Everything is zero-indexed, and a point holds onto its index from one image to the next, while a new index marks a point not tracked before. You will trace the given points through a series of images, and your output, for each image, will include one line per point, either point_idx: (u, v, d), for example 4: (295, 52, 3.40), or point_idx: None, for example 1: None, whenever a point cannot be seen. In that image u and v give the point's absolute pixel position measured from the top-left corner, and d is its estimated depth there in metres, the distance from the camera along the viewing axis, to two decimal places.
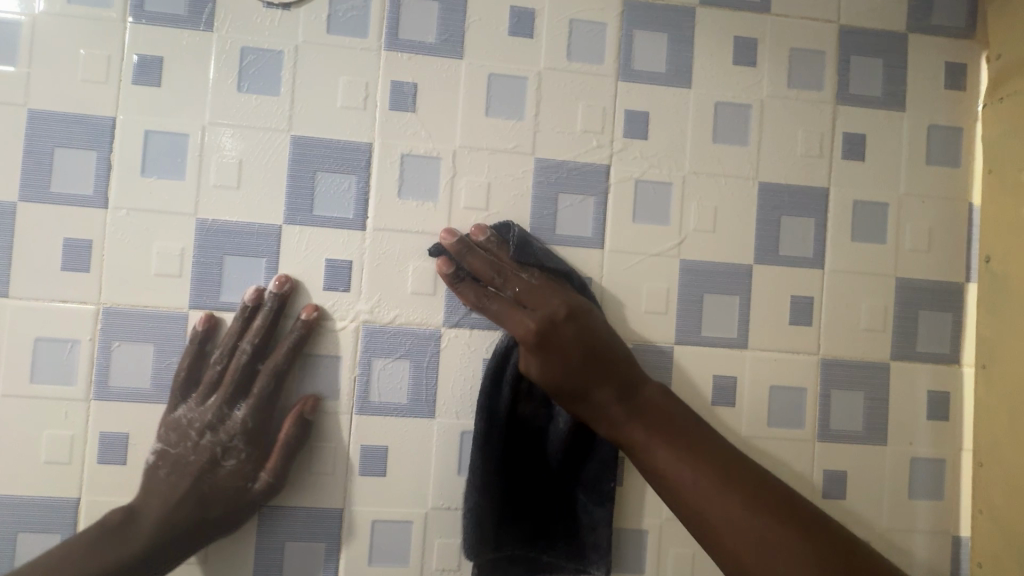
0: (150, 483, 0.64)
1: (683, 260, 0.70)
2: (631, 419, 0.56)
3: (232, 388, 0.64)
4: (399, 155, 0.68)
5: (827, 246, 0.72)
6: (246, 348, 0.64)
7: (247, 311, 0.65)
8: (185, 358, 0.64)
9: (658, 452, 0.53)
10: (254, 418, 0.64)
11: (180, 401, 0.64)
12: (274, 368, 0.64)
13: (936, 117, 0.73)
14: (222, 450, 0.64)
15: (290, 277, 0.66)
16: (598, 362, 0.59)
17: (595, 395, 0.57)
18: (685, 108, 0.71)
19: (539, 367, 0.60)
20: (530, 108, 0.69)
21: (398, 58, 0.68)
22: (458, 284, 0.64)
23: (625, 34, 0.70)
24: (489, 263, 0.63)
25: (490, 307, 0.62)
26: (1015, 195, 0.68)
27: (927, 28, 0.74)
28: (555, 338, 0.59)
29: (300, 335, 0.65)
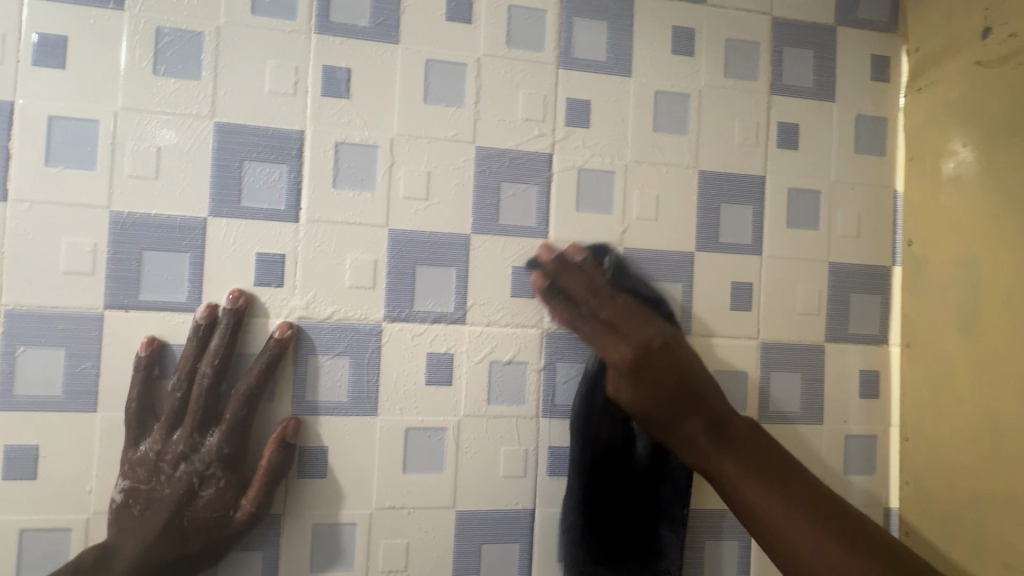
0: (122, 523, 0.59)
1: (627, 249, 0.71)
2: (718, 453, 0.56)
3: (199, 414, 0.60)
4: (334, 143, 0.65)
5: (765, 233, 0.74)
6: (206, 371, 0.60)
7: (200, 331, 0.61)
8: (138, 386, 0.60)
9: (733, 477, 0.54)
10: (229, 442, 0.61)
11: (140, 435, 0.60)
12: (244, 392, 0.61)
13: (863, 107, 0.76)
14: (200, 479, 0.60)
15: (245, 291, 0.63)
16: (689, 393, 0.60)
17: (681, 427, 0.59)
18: (626, 97, 0.71)
19: (628, 391, 0.61)
20: (469, 95, 0.68)
21: (329, 42, 0.65)
22: (550, 297, 0.66)
23: (565, 22, 0.70)
24: (584, 283, 0.65)
25: (587, 323, 0.64)
26: (934, 181, 0.71)
27: (853, 22, 0.76)
28: (649, 363, 0.61)
29: (272, 355, 0.62)
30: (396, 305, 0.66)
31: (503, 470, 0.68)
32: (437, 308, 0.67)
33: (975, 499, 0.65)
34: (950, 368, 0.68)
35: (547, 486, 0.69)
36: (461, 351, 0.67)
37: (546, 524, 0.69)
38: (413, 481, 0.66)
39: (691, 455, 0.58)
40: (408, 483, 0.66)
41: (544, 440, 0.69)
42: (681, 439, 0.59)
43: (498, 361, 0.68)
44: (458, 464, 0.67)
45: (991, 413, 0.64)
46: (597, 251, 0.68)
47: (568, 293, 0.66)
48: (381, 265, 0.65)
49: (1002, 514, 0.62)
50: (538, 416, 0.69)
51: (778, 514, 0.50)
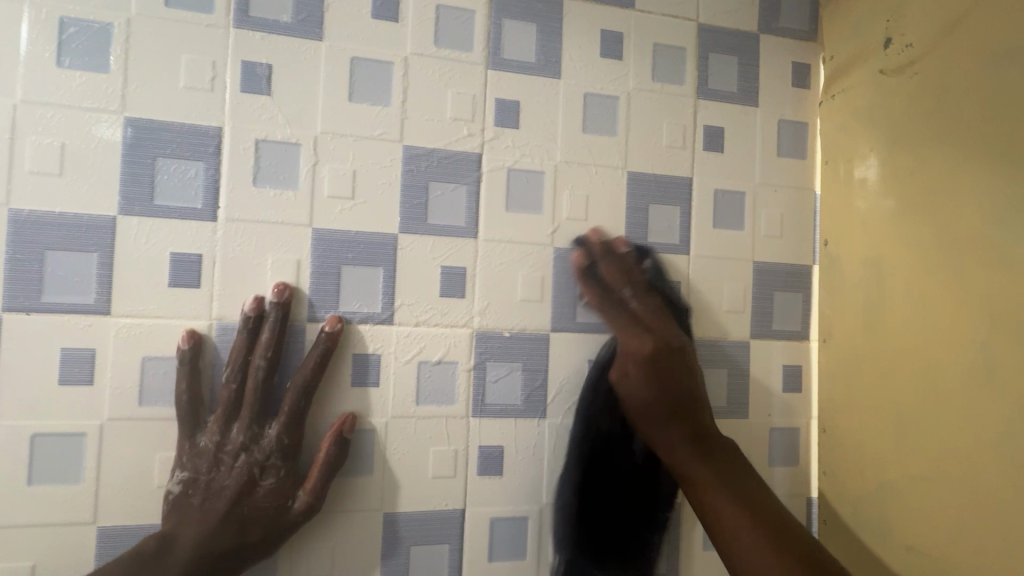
0: (181, 514, 0.59)
1: (557, 249, 0.71)
2: (698, 465, 0.65)
3: (255, 406, 0.61)
4: (254, 141, 0.63)
5: (691, 233, 0.76)
6: (261, 363, 0.61)
7: (250, 323, 0.62)
8: (183, 380, 0.60)
9: (710, 496, 0.64)
10: (290, 433, 0.62)
11: (196, 428, 0.60)
12: (301, 383, 0.62)
13: (785, 112, 0.79)
14: (260, 470, 0.61)
15: (289, 284, 0.64)
16: (682, 403, 0.68)
17: (665, 435, 0.67)
18: (555, 98, 0.72)
19: (636, 381, 0.69)
20: (396, 94, 0.67)
21: (250, 37, 0.63)
22: (588, 279, 0.71)
23: (493, 23, 0.70)
24: (622, 275, 0.71)
25: (616, 313, 0.70)
26: (847, 184, 0.75)
27: (775, 30, 0.79)
28: (665, 362, 0.69)
29: (325, 348, 0.63)
30: (319, 306, 0.65)
31: (433, 470, 0.67)
32: (363, 309, 0.66)
33: (883, 486, 0.68)
34: (860, 363, 0.72)
35: (477, 485, 0.69)
36: (388, 351, 0.66)
37: (477, 523, 0.69)
38: (339, 484, 0.65)
39: (672, 461, 0.67)
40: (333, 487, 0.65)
41: (474, 439, 0.69)
42: (663, 447, 0.67)
43: (427, 362, 0.67)
44: (387, 466, 0.66)
45: (894, 405, 0.67)
46: (641, 253, 0.74)
47: (603, 281, 0.71)
48: (305, 265, 0.64)
49: (906, 500, 0.66)
50: (468, 415, 0.68)
51: (744, 531, 0.60)
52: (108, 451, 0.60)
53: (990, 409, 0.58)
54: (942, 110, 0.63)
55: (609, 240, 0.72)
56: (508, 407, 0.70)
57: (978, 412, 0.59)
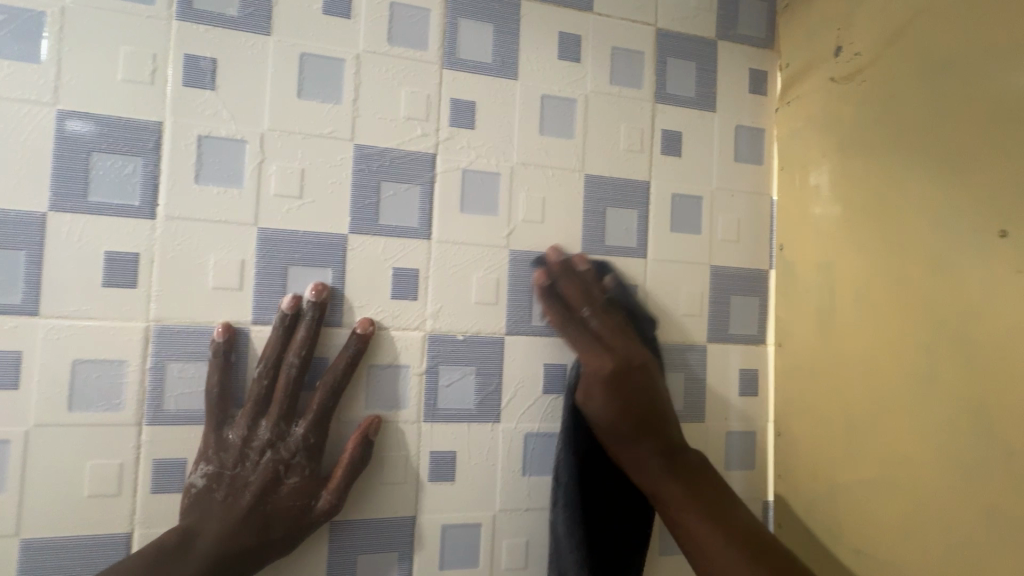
0: (203, 509, 0.58)
1: (513, 251, 0.71)
2: (668, 483, 0.63)
3: (285, 403, 0.61)
4: (197, 137, 0.61)
5: (649, 236, 0.76)
6: (294, 361, 0.61)
7: (287, 320, 0.62)
8: (214, 373, 0.60)
9: (682, 514, 0.61)
10: (316, 432, 0.61)
11: (224, 421, 0.60)
12: (331, 382, 0.62)
13: (742, 118, 0.80)
14: (284, 468, 0.60)
15: (327, 285, 0.64)
16: (647, 419, 0.65)
17: (635, 452, 0.64)
18: (512, 100, 0.71)
19: (604, 402, 0.64)
20: (348, 92, 0.66)
21: (193, 31, 0.61)
22: (549, 298, 0.69)
23: (449, 22, 0.69)
24: (581, 293, 0.68)
25: (579, 332, 0.67)
26: (802, 189, 0.76)
27: (732, 37, 0.80)
28: (627, 380, 0.65)
29: (357, 349, 0.63)
30: (266, 308, 0.63)
31: (383, 477, 0.66)
32: None
33: (834, 487, 0.69)
34: (813, 366, 0.72)
35: (429, 491, 0.67)
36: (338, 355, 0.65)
37: (428, 529, 0.67)
38: None
39: (644, 480, 0.64)
40: None
41: (426, 445, 0.67)
42: (633, 462, 0.64)
43: (377, 365, 0.66)
44: None
45: (844, 406, 0.68)
46: (600, 268, 0.72)
47: (563, 301, 0.69)
48: (250, 266, 0.62)
49: (856, 500, 0.66)
50: (420, 420, 0.67)
51: (714, 545, 0.57)
52: (33, 459, 0.57)
53: (930, 409, 0.58)
54: (886, 115, 0.64)
55: (569, 257, 0.71)
56: (461, 411, 0.68)
57: (921, 411, 0.59)
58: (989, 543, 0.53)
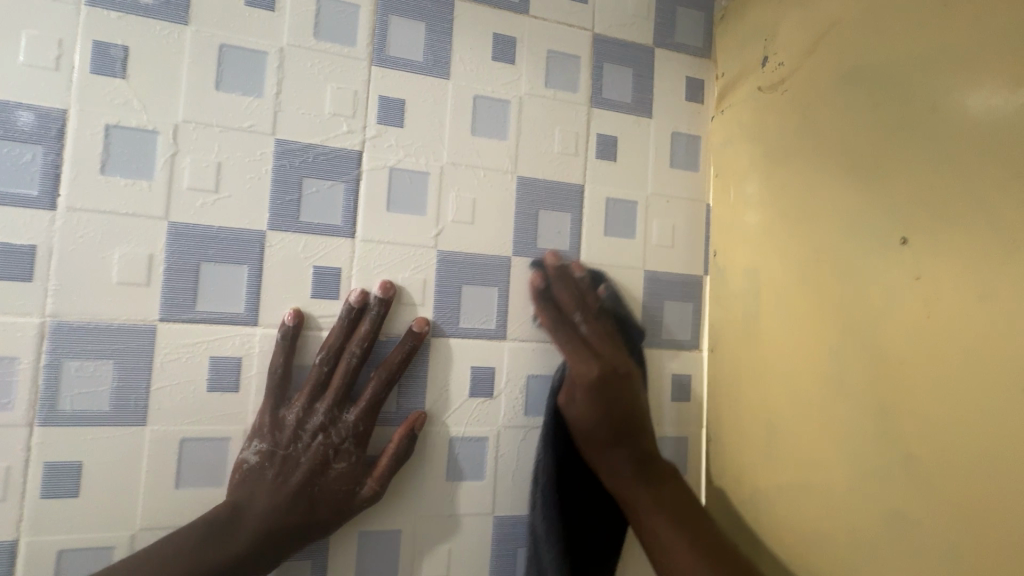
0: (254, 484, 0.60)
1: (441, 252, 0.70)
2: (640, 490, 0.62)
3: (341, 390, 0.63)
4: (104, 126, 0.59)
5: (582, 240, 0.75)
6: (355, 351, 0.63)
7: (352, 312, 0.64)
8: (279, 354, 0.62)
9: (654, 520, 0.61)
10: (366, 422, 0.64)
11: (282, 402, 0.62)
12: (387, 375, 0.64)
13: (679, 124, 0.81)
14: (333, 452, 0.62)
15: (394, 283, 0.67)
16: (625, 428, 0.64)
17: (607, 459, 0.64)
18: (443, 100, 0.71)
19: (583, 407, 0.63)
20: (270, 86, 0.64)
21: (104, 17, 0.59)
22: (543, 298, 0.67)
23: (379, 19, 0.69)
24: (575, 298, 0.67)
25: (569, 334, 0.65)
26: (734, 197, 0.76)
27: (669, 45, 0.81)
28: (613, 387, 0.63)
29: (413, 346, 0.66)
30: (174, 306, 0.60)
31: None
32: (223, 310, 0.62)
33: (757, 492, 0.69)
34: (741, 370, 0.73)
35: None
36: (252, 354, 0.63)
37: (343, 535, 0.65)
38: (187, 495, 0.60)
39: (615, 483, 0.63)
40: (182, 499, 0.60)
41: None
42: (606, 468, 0.64)
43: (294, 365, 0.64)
44: None
45: (766, 406, 0.68)
46: (595, 277, 0.72)
47: (557, 302, 0.68)
48: (158, 261, 0.60)
49: (774, 503, 0.66)
50: None
51: (679, 553, 0.57)
52: None
53: (838, 410, 0.58)
54: (807, 122, 0.65)
55: (565, 264, 0.70)
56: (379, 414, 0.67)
57: (830, 413, 0.59)
58: (882, 550, 0.53)
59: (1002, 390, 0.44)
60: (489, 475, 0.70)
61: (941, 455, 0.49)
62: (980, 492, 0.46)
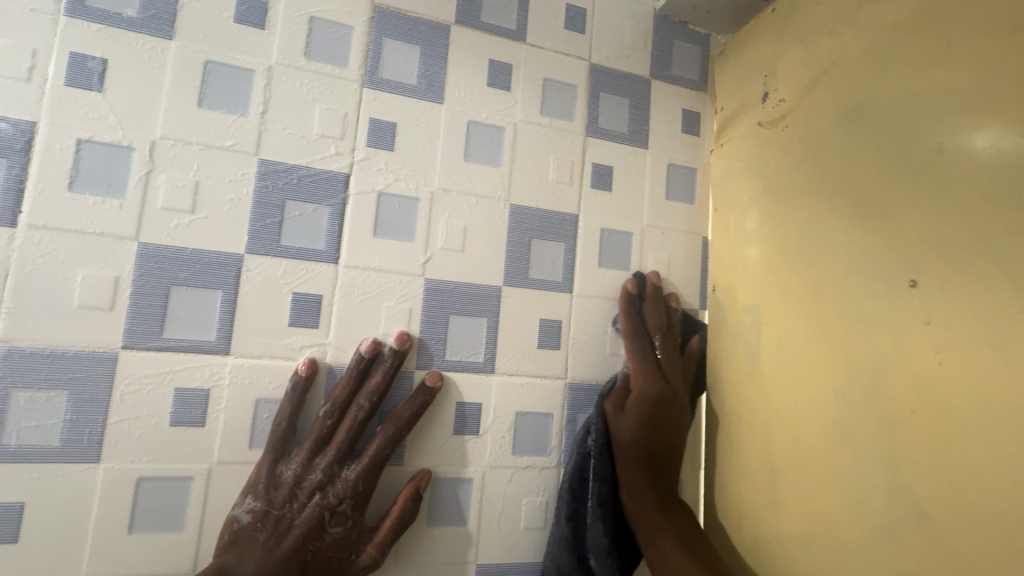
0: (244, 548, 0.55)
1: (429, 281, 0.66)
2: (663, 523, 0.63)
3: (344, 446, 0.59)
4: (76, 141, 0.56)
5: (576, 270, 0.73)
6: (363, 405, 0.60)
7: (363, 363, 0.62)
8: (288, 405, 0.59)
9: (671, 553, 0.62)
10: (366, 481, 0.60)
11: (281, 457, 0.58)
12: (393, 432, 0.61)
13: (675, 156, 0.79)
14: (330, 514, 0.58)
15: (411, 335, 0.65)
16: (661, 454, 0.67)
17: (635, 484, 0.65)
18: (437, 124, 0.69)
19: (632, 420, 0.67)
20: (257, 105, 0.62)
21: (84, 29, 0.57)
22: (630, 306, 0.73)
23: (373, 41, 0.67)
24: (659, 321, 0.73)
25: (645, 349, 0.71)
26: (732, 230, 0.75)
27: (666, 77, 0.80)
28: (663, 411, 0.68)
29: (424, 402, 0.63)
30: (139, 333, 0.56)
31: None
32: (192, 338, 0.58)
33: (757, 542, 0.65)
34: (740, 411, 0.70)
35: None
36: (222, 387, 0.58)
37: None
38: (142, 540, 0.55)
39: (639, 510, 0.64)
40: (136, 544, 0.55)
41: None
42: (632, 494, 0.65)
43: (267, 398, 0.60)
44: (205, 520, 0.57)
45: (766, 452, 0.65)
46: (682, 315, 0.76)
47: (642, 318, 0.73)
48: (125, 284, 0.56)
49: (777, 557, 0.62)
50: None
51: None
52: None
53: (844, 462, 0.55)
54: (807, 159, 0.64)
55: (663, 290, 0.76)
56: None
57: (836, 464, 0.56)
58: None
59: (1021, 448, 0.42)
60: (474, 520, 0.66)
61: (960, 514, 0.45)
62: (1001, 558, 0.42)
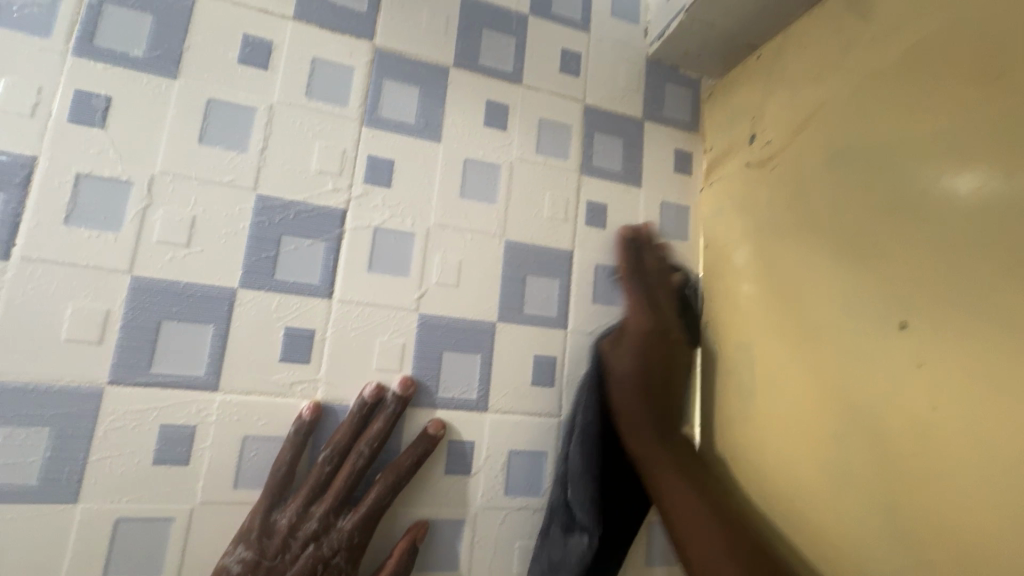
0: None
1: (423, 316, 0.66)
2: (662, 454, 0.64)
3: (342, 494, 0.58)
4: (75, 176, 0.56)
5: (569, 306, 0.73)
6: (363, 452, 0.59)
7: (365, 408, 0.61)
8: (288, 449, 0.58)
9: (671, 484, 0.63)
10: (363, 532, 0.58)
11: (277, 504, 0.57)
12: (393, 480, 0.60)
13: (668, 194, 0.81)
14: (322, 567, 0.56)
15: (415, 380, 0.64)
16: (659, 392, 0.66)
17: (636, 421, 0.65)
18: (434, 162, 0.70)
19: (629, 362, 0.65)
20: (256, 141, 0.63)
21: (90, 67, 0.58)
22: (628, 249, 0.68)
23: (373, 82, 0.69)
24: (657, 273, 0.69)
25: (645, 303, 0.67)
26: (723, 268, 0.75)
27: (658, 118, 0.83)
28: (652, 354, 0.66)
29: (425, 451, 0.62)
30: (127, 368, 0.55)
31: None
32: (180, 373, 0.57)
33: None
34: (736, 452, 0.68)
35: None
36: (208, 424, 0.57)
37: None
38: None
39: (637, 446, 0.64)
40: None
41: None
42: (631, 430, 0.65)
43: (255, 435, 0.59)
44: (185, 564, 0.55)
45: (763, 493, 0.64)
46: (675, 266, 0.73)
47: (641, 265, 0.68)
48: (115, 318, 0.56)
49: None
50: None
51: (698, 519, 0.61)
52: None
53: (847, 509, 0.54)
54: (796, 200, 0.65)
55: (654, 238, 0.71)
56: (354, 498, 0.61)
57: (837, 510, 0.55)
58: None
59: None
60: (465, 565, 0.64)
61: (957, 561, 0.45)
62: None
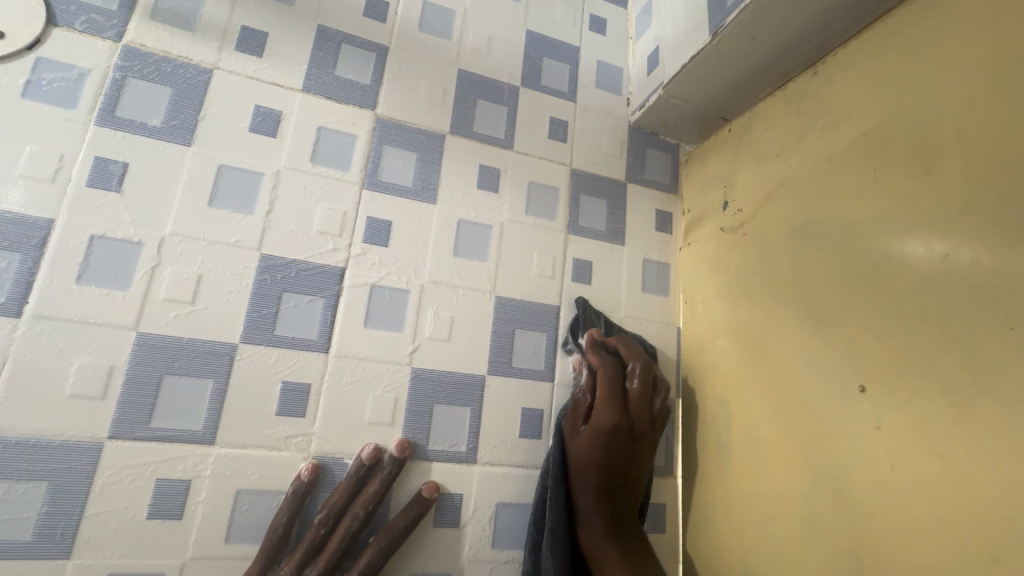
0: None
1: (415, 370, 0.69)
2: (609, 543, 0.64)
3: (335, 557, 0.59)
4: (89, 237, 0.60)
5: (556, 359, 0.76)
6: (358, 513, 0.61)
7: (362, 470, 0.63)
8: (285, 510, 0.60)
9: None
10: None
11: (271, 565, 0.58)
12: (386, 544, 0.61)
13: (650, 252, 0.86)
14: None
15: (411, 441, 0.66)
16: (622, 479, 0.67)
17: (583, 506, 0.66)
18: (429, 222, 0.74)
19: (585, 444, 0.67)
20: (262, 204, 0.67)
21: (110, 136, 0.63)
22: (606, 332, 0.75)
23: (374, 149, 0.74)
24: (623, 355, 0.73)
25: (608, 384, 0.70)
26: (701, 324, 0.80)
27: (640, 180, 0.88)
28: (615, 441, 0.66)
29: (418, 513, 0.63)
30: (126, 423, 0.57)
31: None
32: (178, 428, 0.59)
33: None
34: (716, 505, 0.71)
35: None
36: (203, 478, 0.59)
37: None
38: None
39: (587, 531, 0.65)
40: None
41: None
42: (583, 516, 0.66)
43: (248, 489, 0.60)
44: None
45: (742, 548, 0.66)
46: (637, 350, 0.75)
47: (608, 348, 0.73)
48: (118, 374, 0.58)
49: None
50: None
51: None
52: None
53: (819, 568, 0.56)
54: (765, 265, 0.70)
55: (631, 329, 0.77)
56: None
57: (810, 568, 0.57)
58: None
59: (977, 557, 0.43)
60: None
61: None
62: None
